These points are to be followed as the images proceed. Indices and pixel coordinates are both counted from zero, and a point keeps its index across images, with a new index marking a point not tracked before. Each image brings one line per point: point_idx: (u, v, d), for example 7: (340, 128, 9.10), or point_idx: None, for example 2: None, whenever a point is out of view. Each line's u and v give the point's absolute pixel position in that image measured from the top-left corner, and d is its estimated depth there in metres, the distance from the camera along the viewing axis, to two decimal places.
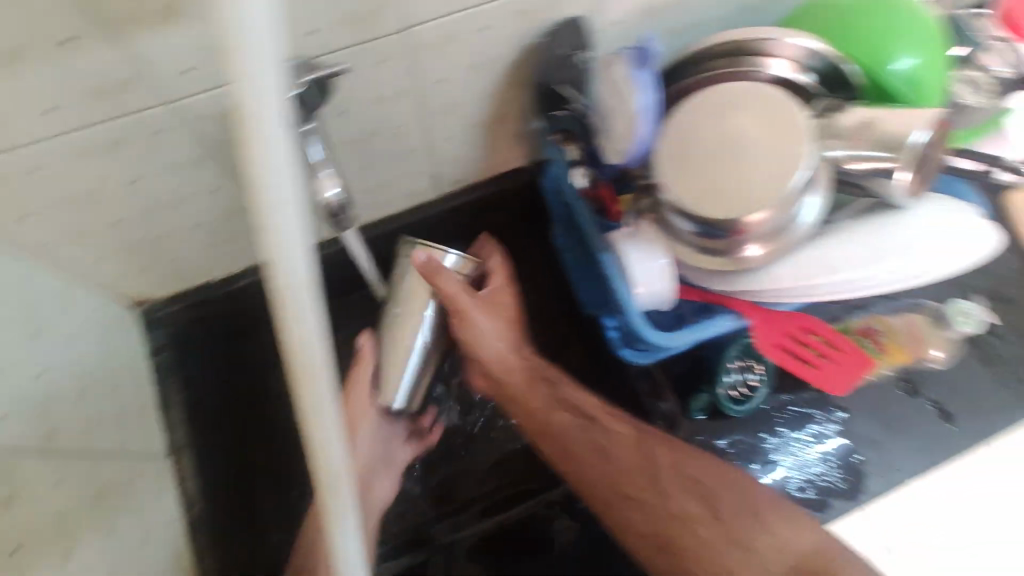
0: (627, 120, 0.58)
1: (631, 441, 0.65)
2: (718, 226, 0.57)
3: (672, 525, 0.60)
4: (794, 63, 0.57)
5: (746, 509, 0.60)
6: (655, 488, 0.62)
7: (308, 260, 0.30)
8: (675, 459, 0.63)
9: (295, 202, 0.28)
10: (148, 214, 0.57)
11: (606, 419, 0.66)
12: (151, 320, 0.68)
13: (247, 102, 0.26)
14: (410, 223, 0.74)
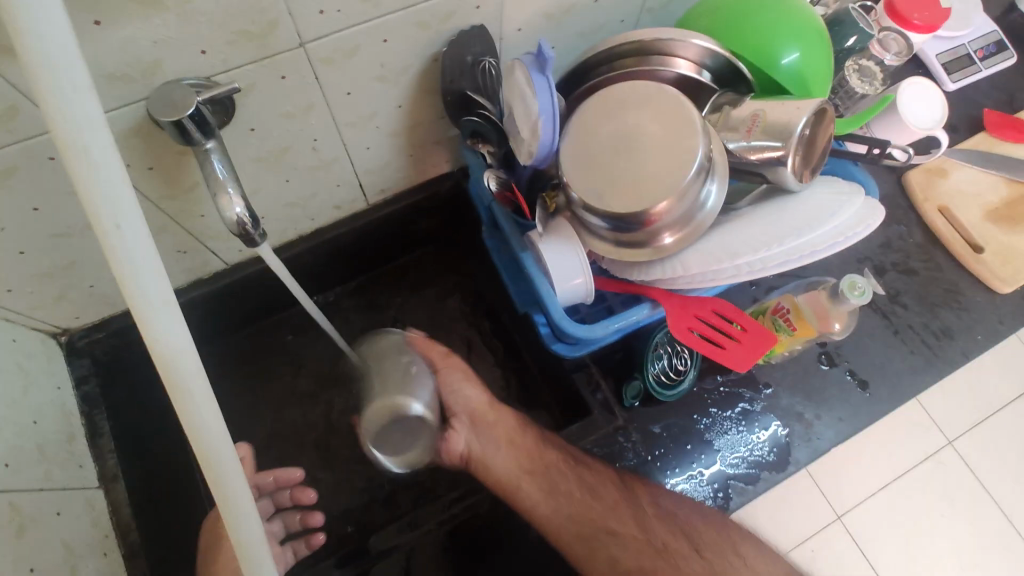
0: (531, 122, 0.60)
1: (619, 481, 0.66)
2: (624, 220, 0.59)
3: (656, 560, 0.62)
4: (692, 62, 0.63)
5: (722, 538, 0.63)
6: (642, 522, 0.63)
7: (152, 267, 0.38)
8: (659, 496, 0.65)
9: (128, 221, 0.36)
10: (54, 232, 0.59)
11: (592, 459, 0.67)
12: (72, 350, 0.75)
13: (71, 148, 0.34)
14: (342, 234, 0.82)
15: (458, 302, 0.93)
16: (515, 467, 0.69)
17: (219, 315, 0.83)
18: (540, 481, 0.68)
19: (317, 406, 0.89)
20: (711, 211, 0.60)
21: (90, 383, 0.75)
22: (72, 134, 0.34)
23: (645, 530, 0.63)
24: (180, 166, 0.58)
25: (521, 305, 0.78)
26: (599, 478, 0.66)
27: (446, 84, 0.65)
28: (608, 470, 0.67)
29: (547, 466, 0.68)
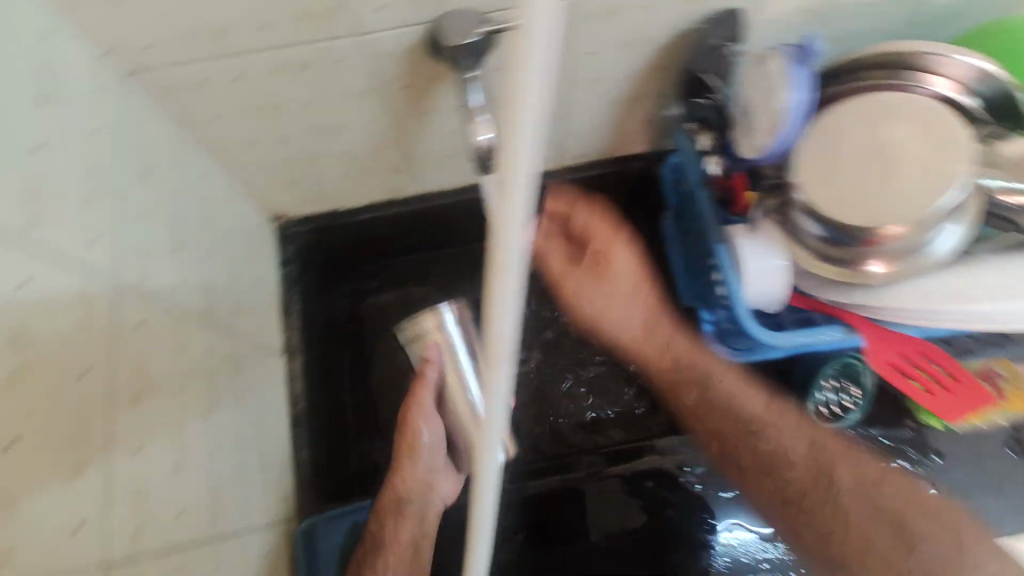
0: (772, 116, 0.59)
1: (774, 429, 0.66)
2: (848, 233, 0.57)
3: (855, 535, 0.61)
4: (957, 84, 0.58)
5: (895, 502, 0.62)
6: (807, 482, 0.64)
7: (538, 155, 0.20)
8: (824, 447, 0.65)
9: (552, 43, 0.19)
10: (311, 130, 0.67)
11: (744, 402, 0.67)
12: (284, 235, 0.84)
13: None
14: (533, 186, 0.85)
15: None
16: (683, 404, 0.70)
17: (383, 244, 0.89)
18: (710, 430, 0.69)
19: None
20: (942, 254, 0.57)
21: (292, 266, 0.85)
22: None
23: (811, 487, 0.64)
24: (429, 89, 0.64)
25: (687, 296, 0.79)
26: (754, 430, 0.67)
27: (687, 64, 0.63)
28: (762, 407, 0.67)
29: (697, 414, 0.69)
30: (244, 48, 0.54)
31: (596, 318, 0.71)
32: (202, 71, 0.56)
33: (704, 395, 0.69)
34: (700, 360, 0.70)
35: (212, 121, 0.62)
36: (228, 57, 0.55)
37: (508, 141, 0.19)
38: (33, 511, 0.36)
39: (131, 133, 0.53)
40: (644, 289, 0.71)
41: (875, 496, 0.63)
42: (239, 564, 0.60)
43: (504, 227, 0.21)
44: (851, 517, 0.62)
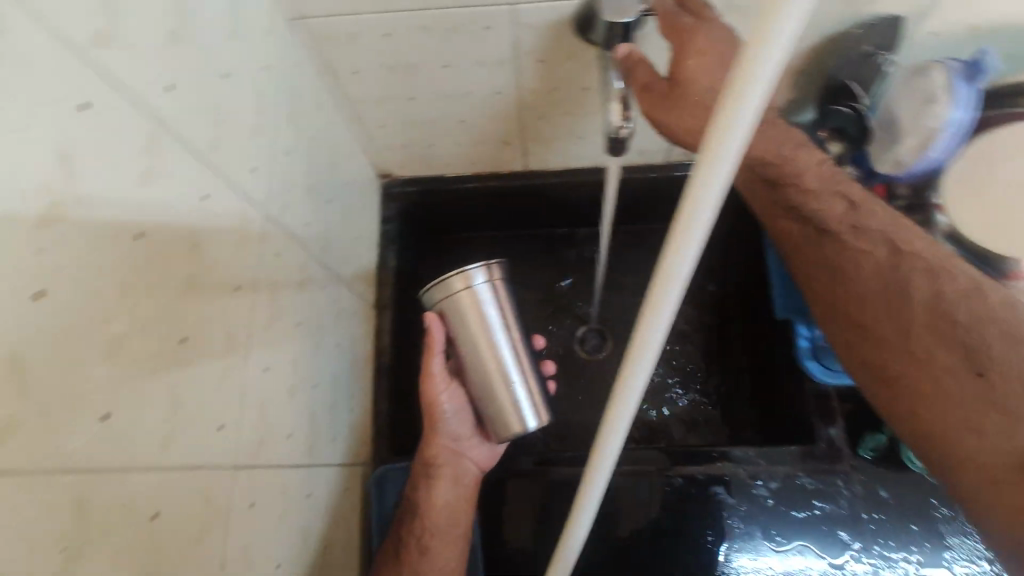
0: (926, 133, 0.55)
1: (855, 236, 0.51)
2: (992, 264, 0.55)
3: (941, 391, 0.45)
4: None
5: (996, 332, 0.45)
6: (881, 298, 0.49)
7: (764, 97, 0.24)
8: (911, 257, 0.49)
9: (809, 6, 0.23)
10: (438, 93, 0.69)
11: (818, 191, 0.52)
12: (387, 193, 0.88)
13: None
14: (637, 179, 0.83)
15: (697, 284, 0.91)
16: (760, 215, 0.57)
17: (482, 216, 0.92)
18: (793, 248, 0.55)
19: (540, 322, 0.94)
20: None
21: (392, 224, 0.88)
22: None
23: (885, 321, 0.49)
24: (562, 66, 0.65)
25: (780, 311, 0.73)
26: (828, 234, 0.53)
27: (830, 69, 0.61)
28: (843, 216, 0.52)
29: (774, 201, 0.54)
30: (400, 6, 0.56)
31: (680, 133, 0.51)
32: (359, 23, 0.58)
33: (775, 193, 0.54)
34: (786, 155, 0.52)
35: (352, 74, 0.66)
36: (382, 14, 0.57)
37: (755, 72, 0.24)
38: (193, 400, 0.39)
39: (289, 75, 0.57)
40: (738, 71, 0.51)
41: (977, 350, 0.45)
42: (325, 494, 0.62)
43: (715, 152, 0.25)
44: (930, 362, 0.46)
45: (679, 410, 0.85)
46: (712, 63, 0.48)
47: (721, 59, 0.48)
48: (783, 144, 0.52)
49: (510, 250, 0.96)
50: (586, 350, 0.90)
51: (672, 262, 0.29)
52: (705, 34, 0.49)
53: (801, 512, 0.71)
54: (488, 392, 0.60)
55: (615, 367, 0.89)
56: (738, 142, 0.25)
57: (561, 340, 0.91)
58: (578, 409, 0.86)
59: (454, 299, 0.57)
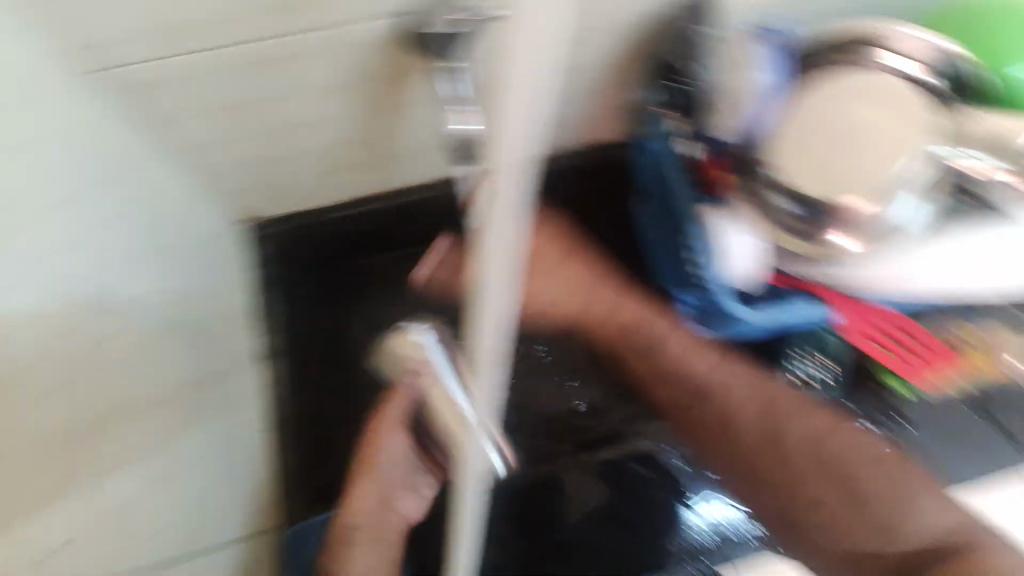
0: (745, 95, 0.63)
1: (729, 393, 0.66)
2: (816, 207, 0.61)
3: (802, 503, 0.62)
4: (923, 64, 0.59)
5: (847, 487, 0.62)
6: (764, 445, 0.64)
7: (524, 183, 0.27)
8: (773, 407, 0.66)
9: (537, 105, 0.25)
10: (276, 129, 0.63)
11: (701, 369, 0.67)
12: (247, 241, 0.77)
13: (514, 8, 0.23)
14: None
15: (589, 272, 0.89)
16: (638, 369, 0.69)
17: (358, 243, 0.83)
18: (672, 398, 0.68)
19: None
20: (914, 231, 0.62)
21: (264, 271, 0.80)
22: None
23: (725, 448, 0.65)
24: (398, 81, 0.63)
25: (670, 283, 0.75)
26: (712, 399, 0.66)
27: (656, 47, 0.65)
28: (709, 372, 0.67)
29: (633, 349, 0.69)
30: (223, 41, 0.51)
31: (536, 291, 0.64)
32: (176, 67, 0.51)
33: (650, 363, 0.69)
34: (647, 329, 0.69)
35: (174, 123, 0.57)
36: (203, 51, 0.51)
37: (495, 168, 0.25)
38: None
39: (94, 135, 0.50)
40: (557, 265, 0.64)
41: (854, 485, 0.62)
42: None
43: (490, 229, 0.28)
44: (805, 495, 0.62)
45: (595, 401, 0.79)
46: (542, 245, 0.64)
47: (552, 247, 0.64)
48: (631, 317, 0.68)
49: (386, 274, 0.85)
50: None
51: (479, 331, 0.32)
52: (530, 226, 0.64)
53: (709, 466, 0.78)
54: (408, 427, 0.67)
55: None
56: (510, 225, 0.28)
57: None
58: None
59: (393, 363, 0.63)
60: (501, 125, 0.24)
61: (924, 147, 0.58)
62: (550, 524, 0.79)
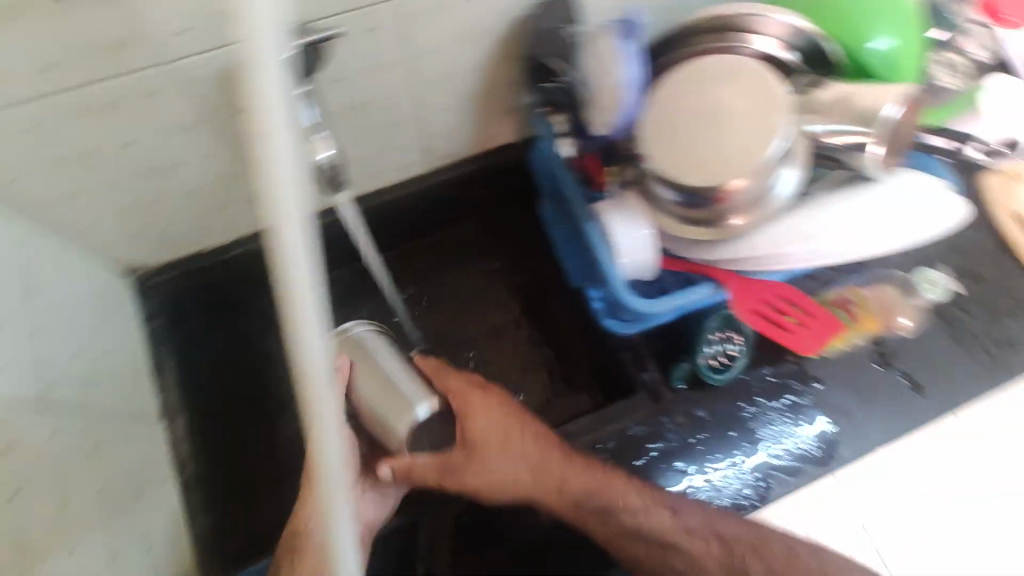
0: (611, 91, 0.60)
1: (688, 538, 0.61)
2: (698, 195, 0.59)
3: None
4: (781, 41, 0.63)
5: None
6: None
7: (312, 263, 0.24)
8: (735, 542, 0.61)
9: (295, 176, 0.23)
10: (139, 173, 0.64)
11: (648, 508, 0.62)
12: (140, 290, 0.76)
13: (250, 78, 0.22)
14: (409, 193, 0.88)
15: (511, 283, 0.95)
16: (594, 529, 0.63)
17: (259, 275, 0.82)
18: (636, 548, 0.62)
19: None
20: (782, 197, 0.61)
21: (159, 320, 0.77)
22: (255, 48, 0.22)
23: None
24: None
25: (577, 278, 0.75)
26: (671, 546, 0.62)
27: (530, 48, 0.67)
28: (671, 520, 0.62)
29: (590, 510, 0.62)
30: (55, 88, 0.53)
31: (482, 487, 0.61)
32: (21, 121, 0.54)
33: (608, 519, 0.62)
34: (606, 485, 0.63)
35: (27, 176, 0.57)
36: (38, 99, 0.53)
37: (287, 286, 0.23)
38: None
39: None
40: (504, 476, 0.61)
41: None
42: None
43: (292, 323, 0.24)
44: None
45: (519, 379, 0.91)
46: (489, 413, 0.61)
47: (500, 414, 0.62)
48: (590, 480, 0.63)
49: None
50: None
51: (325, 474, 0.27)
52: (479, 409, 0.61)
53: (639, 460, 0.78)
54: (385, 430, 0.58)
55: None
56: (311, 311, 0.24)
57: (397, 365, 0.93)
58: None
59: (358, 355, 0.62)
60: (277, 245, 0.23)
61: (800, 127, 0.61)
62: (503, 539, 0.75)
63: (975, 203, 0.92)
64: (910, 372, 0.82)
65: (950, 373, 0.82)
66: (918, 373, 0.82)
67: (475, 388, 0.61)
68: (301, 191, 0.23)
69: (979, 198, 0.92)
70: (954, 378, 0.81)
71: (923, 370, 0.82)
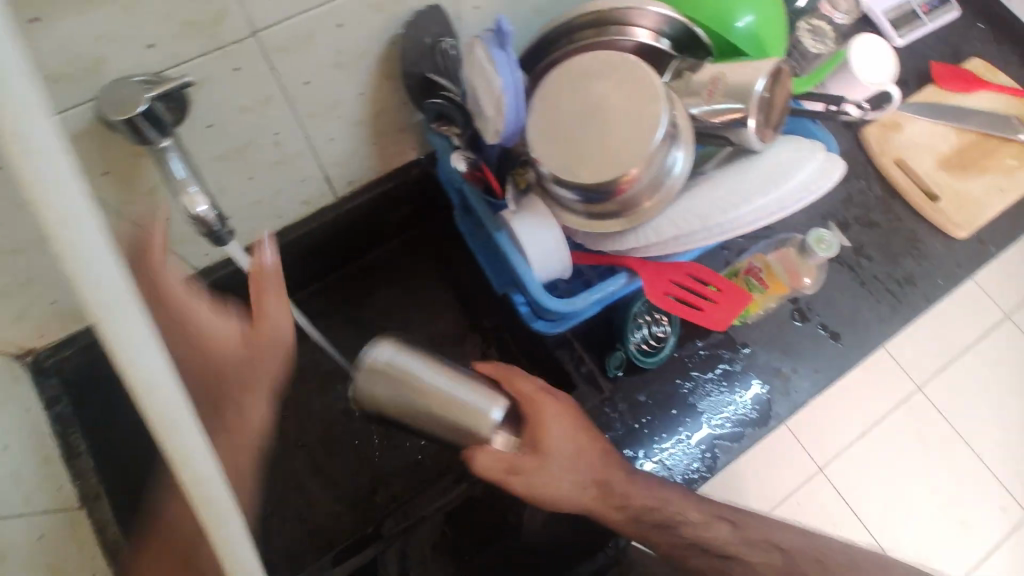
0: (494, 100, 0.59)
1: (744, 546, 0.62)
2: (596, 189, 0.59)
3: None
4: (652, 31, 0.66)
5: None
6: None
7: (128, 276, 0.28)
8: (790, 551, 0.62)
9: (84, 206, 0.27)
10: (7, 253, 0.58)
11: (701, 520, 0.63)
12: (40, 371, 0.72)
13: (8, 130, 0.26)
14: (318, 224, 0.86)
15: (440, 294, 0.99)
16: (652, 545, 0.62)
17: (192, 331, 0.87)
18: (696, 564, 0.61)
19: (316, 399, 0.95)
20: (678, 176, 0.61)
21: (63, 404, 0.73)
22: (8, 104, 0.26)
23: None
24: (137, 170, 0.58)
25: (501, 284, 0.74)
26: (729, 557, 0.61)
27: (407, 68, 0.65)
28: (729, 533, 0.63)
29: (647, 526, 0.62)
30: None
31: (552, 499, 0.59)
32: None
33: (665, 533, 0.62)
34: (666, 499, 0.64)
35: None
36: None
37: (95, 312, 0.28)
38: None
39: None
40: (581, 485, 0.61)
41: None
42: None
43: (117, 339, 0.28)
44: None
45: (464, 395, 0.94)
46: (566, 428, 0.61)
47: (573, 428, 0.62)
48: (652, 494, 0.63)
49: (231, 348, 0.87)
50: None
51: (191, 479, 0.30)
52: (556, 422, 0.60)
53: None
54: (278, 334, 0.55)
55: None
56: (133, 320, 0.28)
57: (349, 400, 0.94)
58: (392, 455, 0.92)
59: (264, 260, 0.53)
60: (83, 271, 0.27)
61: (688, 111, 0.64)
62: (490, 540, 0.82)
63: (860, 156, 0.98)
64: (827, 322, 0.86)
65: (863, 317, 0.87)
66: (834, 322, 0.86)
67: (553, 398, 0.62)
68: (95, 224, 0.28)
69: (863, 150, 0.98)
70: (866, 321, 0.87)
71: (837, 317, 0.87)
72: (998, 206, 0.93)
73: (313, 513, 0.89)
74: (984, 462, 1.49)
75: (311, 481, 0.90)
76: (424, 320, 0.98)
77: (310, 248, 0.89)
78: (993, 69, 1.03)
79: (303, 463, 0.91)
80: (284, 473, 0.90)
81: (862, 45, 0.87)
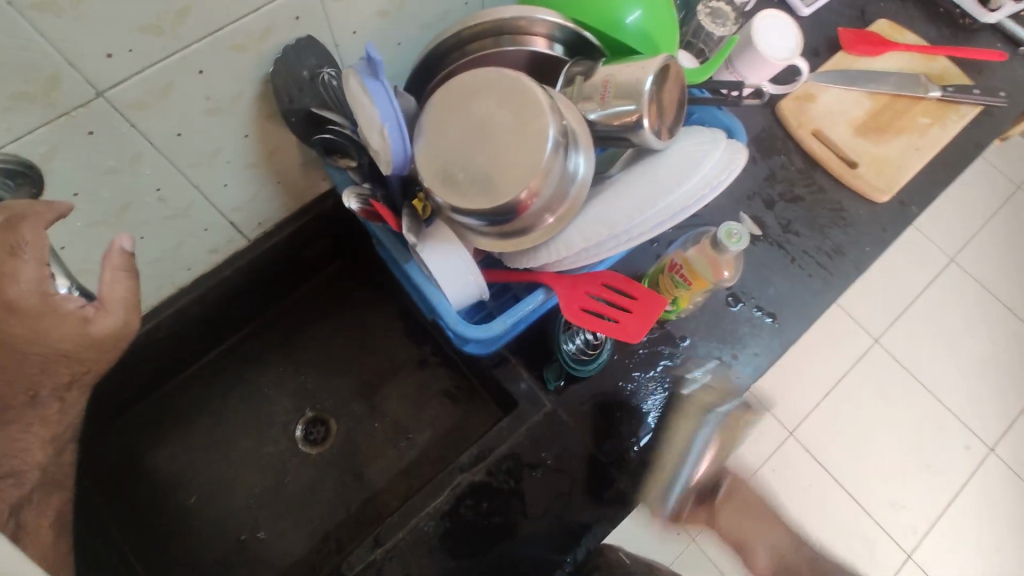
0: (378, 132, 0.56)
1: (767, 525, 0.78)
2: (497, 214, 0.57)
3: None
4: (543, 39, 0.64)
5: None
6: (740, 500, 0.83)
7: None
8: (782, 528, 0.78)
9: None
10: None
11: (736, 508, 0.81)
12: None
13: None
14: (235, 270, 0.83)
15: (380, 322, 0.99)
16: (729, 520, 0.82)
17: (116, 387, 0.85)
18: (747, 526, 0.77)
19: (263, 445, 0.92)
20: (583, 180, 0.59)
21: None
22: None
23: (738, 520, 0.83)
24: None
25: (429, 313, 0.72)
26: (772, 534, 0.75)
27: (288, 105, 0.62)
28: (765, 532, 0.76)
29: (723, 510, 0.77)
30: None
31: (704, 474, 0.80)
32: None
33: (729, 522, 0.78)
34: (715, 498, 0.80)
35: None
36: None
37: None
38: None
39: None
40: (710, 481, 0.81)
41: None
42: None
43: None
44: None
45: (416, 420, 0.93)
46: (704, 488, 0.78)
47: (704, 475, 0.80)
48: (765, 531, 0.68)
49: (179, 404, 0.93)
50: (314, 443, 0.92)
51: None
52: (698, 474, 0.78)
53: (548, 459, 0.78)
54: (131, 297, 0.52)
55: (345, 443, 0.92)
56: None
57: (302, 435, 0.93)
58: (350, 491, 0.89)
59: (118, 245, 0.51)
60: None
61: (584, 117, 0.62)
62: (490, 547, 0.76)
63: (779, 132, 0.98)
64: (763, 303, 0.86)
65: (796, 293, 0.87)
66: (768, 302, 0.86)
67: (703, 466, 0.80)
68: None
69: (781, 126, 0.98)
70: (800, 297, 0.87)
71: (771, 298, 0.87)
72: (916, 166, 0.94)
73: (274, 559, 0.86)
74: (945, 405, 1.53)
75: (267, 526, 0.87)
76: (366, 349, 0.97)
77: (230, 292, 0.86)
78: (898, 29, 1.04)
79: (260, 511, 0.88)
80: (251, 518, 0.88)
81: (767, 20, 0.86)
